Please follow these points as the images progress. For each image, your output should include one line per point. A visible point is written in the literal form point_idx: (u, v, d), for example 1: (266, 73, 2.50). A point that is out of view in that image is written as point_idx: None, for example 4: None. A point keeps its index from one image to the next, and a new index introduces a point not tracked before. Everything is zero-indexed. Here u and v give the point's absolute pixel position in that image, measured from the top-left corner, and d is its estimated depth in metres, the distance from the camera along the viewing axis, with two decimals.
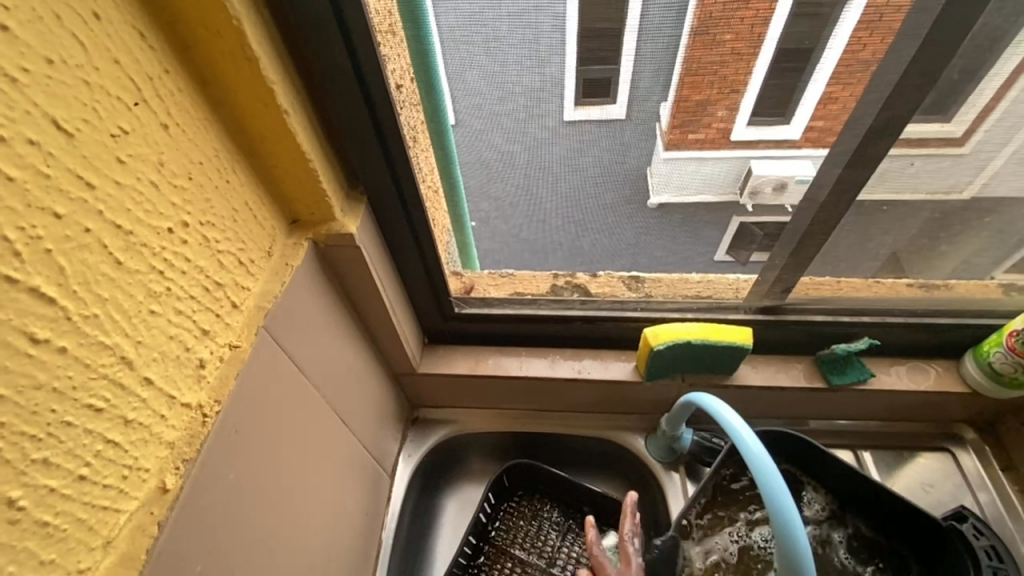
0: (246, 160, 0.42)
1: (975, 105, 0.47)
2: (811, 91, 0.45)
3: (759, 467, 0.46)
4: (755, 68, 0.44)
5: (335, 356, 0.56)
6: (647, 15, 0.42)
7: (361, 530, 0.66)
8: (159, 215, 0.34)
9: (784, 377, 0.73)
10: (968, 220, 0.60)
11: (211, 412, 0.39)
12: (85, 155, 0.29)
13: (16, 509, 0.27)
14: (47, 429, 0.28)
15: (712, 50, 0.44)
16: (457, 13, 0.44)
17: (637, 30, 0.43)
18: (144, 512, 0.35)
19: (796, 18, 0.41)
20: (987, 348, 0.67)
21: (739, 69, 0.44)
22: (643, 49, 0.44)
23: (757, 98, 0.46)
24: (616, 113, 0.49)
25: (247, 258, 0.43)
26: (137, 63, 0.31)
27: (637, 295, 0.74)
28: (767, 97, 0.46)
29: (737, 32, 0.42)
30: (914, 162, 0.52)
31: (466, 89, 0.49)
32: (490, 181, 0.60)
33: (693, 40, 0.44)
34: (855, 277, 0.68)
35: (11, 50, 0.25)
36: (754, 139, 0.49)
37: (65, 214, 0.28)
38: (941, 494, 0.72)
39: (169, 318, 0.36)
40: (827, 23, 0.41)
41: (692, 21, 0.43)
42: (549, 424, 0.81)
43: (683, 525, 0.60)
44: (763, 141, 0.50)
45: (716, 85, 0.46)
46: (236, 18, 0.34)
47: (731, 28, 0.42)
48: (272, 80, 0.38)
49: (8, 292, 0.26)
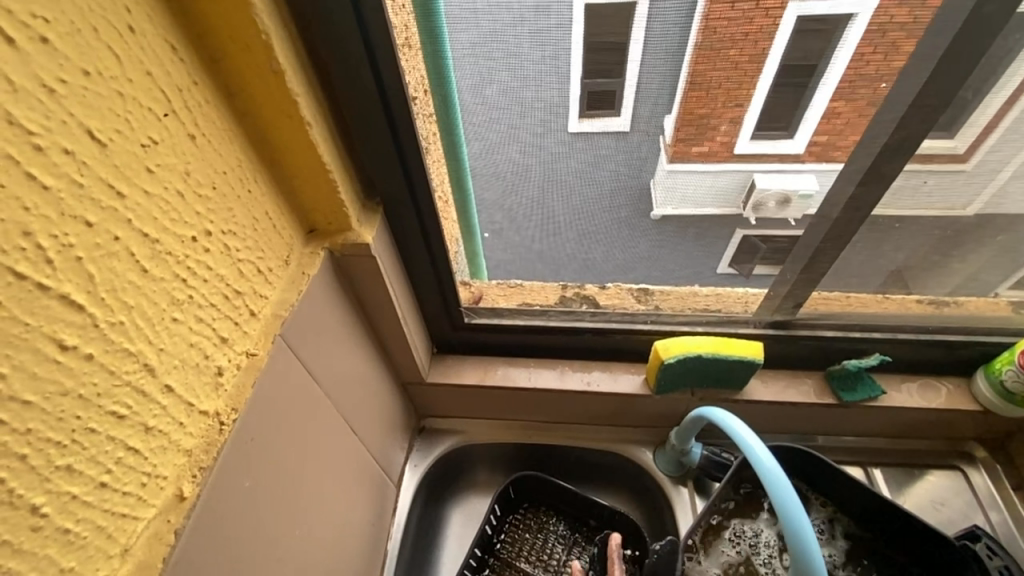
0: (267, 171, 0.42)
1: (976, 123, 0.47)
2: (815, 106, 0.46)
3: (770, 476, 0.46)
4: (758, 84, 0.45)
5: (346, 365, 0.56)
6: (651, 27, 0.43)
7: (368, 540, 0.66)
8: (184, 224, 0.34)
9: (794, 392, 0.73)
10: (980, 237, 0.60)
11: (228, 420, 0.40)
12: (116, 164, 0.29)
13: (39, 516, 0.27)
14: (71, 436, 0.28)
15: (717, 66, 0.45)
16: (477, 29, 0.45)
17: (643, 41, 0.43)
18: (161, 520, 0.35)
19: (799, 35, 0.42)
20: (999, 366, 0.67)
21: (744, 83, 0.45)
22: (647, 59, 0.45)
23: (760, 113, 0.47)
24: (620, 126, 0.50)
25: (265, 267, 0.43)
26: (168, 76, 0.32)
27: (646, 308, 0.74)
28: (770, 109, 0.47)
29: (742, 48, 0.43)
30: (928, 180, 0.53)
31: (484, 103, 0.50)
32: (505, 192, 0.60)
33: (697, 54, 0.44)
34: (865, 292, 0.69)
35: (50, 61, 0.25)
36: (758, 153, 0.51)
37: (96, 223, 0.28)
38: (952, 513, 0.72)
39: (190, 325, 0.36)
40: (829, 41, 0.42)
41: (696, 36, 0.43)
42: (556, 435, 0.81)
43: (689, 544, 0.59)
44: (769, 155, 0.51)
45: (720, 101, 0.47)
46: (265, 32, 0.35)
47: (736, 44, 0.43)
48: (297, 93, 0.39)
49: (40, 299, 0.26)
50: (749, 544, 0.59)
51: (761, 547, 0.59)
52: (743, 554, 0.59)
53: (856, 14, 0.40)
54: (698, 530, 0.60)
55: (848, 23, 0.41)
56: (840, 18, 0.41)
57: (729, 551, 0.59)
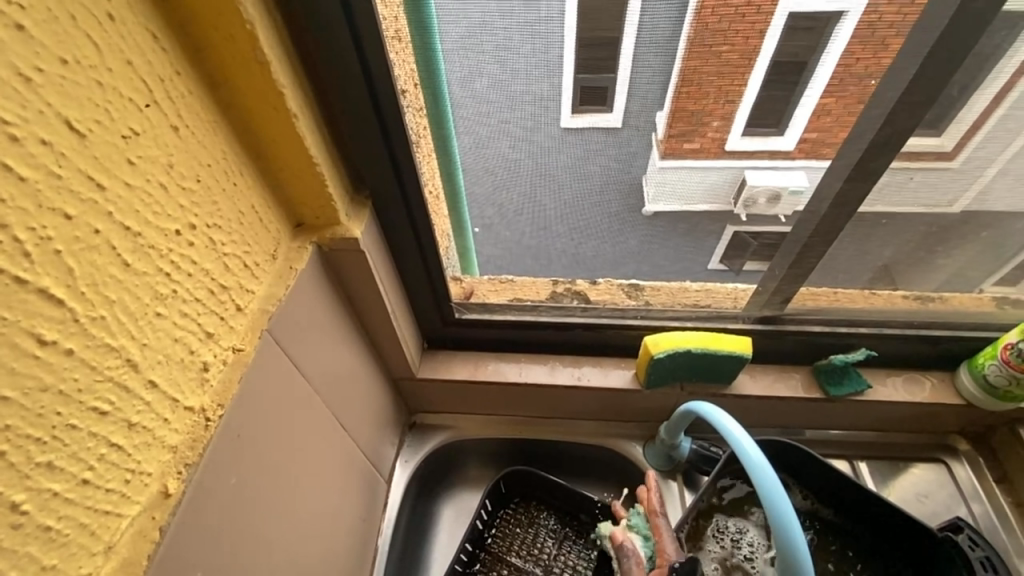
0: (253, 164, 0.42)
1: (964, 121, 0.48)
2: (806, 105, 0.47)
3: (754, 464, 0.47)
4: (750, 80, 0.45)
5: (336, 361, 0.56)
6: (645, 20, 0.42)
7: (358, 534, 0.65)
8: (167, 217, 0.34)
9: (783, 387, 0.74)
10: (965, 234, 0.61)
11: (214, 416, 0.39)
12: (96, 156, 0.28)
13: (19, 513, 0.27)
14: (52, 433, 0.28)
15: (709, 61, 0.45)
16: (467, 21, 0.44)
17: (636, 35, 0.43)
18: (145, 517, 0.35)
19: (791, 32, 0.42)
20: (982, 360, 0.68)
21: (734, 80, 0.45)
22: (641, 52, 0.44)
23: (751, 109, 0.47)
24: (613, 120, 0.50)
25: (252, 262, 0.43)
26: (149, 65, 0.31)
27: (637, 303, 0.74)
28: (760, 107, 0.47)
29: (733, 44, 0.43)
30: (914, 176, 0.53)
31: (474, 96, 0.49)
32: (496, 187, 0.60)
33: (689, 51, 0.44)
34: (852, 288, 0.69)
35: (26, 49, 0.24)
36: (749, 150, 0.50)
37: (75, 215, 0.28)
38: (936, 505, 0.73)
39: (174, 320, 0.36)
40: (820, 38, 0.42)
41: (689, 33, 0.43)
42: (547, 430, 0.82)
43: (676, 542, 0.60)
44: (759, 152, 0.51)
45: (711, 96, 0.47)
46: (249, 22, 0.34)
47: (727, 40, 0.43)
48: (283, 85, 0.38)
49: (17, 293, 0.25)
50: (732, 540, 0.60)
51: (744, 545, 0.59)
52: (726, 550, 0.59)
53: (847, 11, 0.40)
54: (682, 531, 0.61)
55: (839, 20, 0.41)
56: (831, 15, 0.41)
57: (716, 551, 0.59)
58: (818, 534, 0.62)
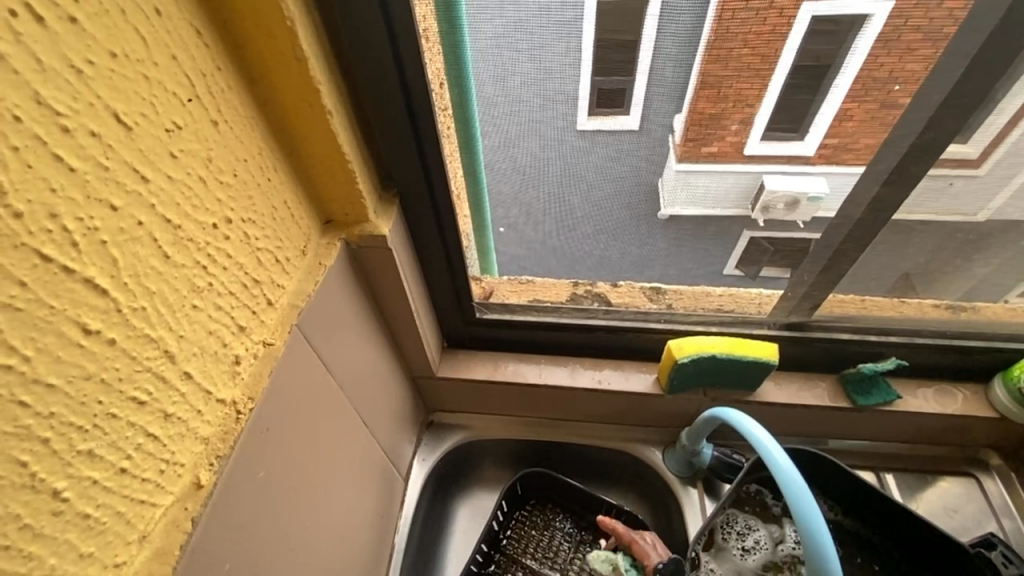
0: (287, 160, 0.42)
1: (990, 129, 0.47)
2: (826, 110, 0.46)
3: (782, 468, 0.46)
4: (771, 82, 0.45)
5: (359, 357, 0.56)
6: (666, 21, 0.42)
7: (374, 532, 0.65)
8: (204, 210, 0.34)
9: (807, 395, 0.73)
10: (1005, 242, 0.59)
11: (245, 409, 0.39)
12: (142, 148, 0.29)
13: (61, 501, 0.27)
14: (93, 421, 0.28)
15: (726, 65, 0.44)
16: (502, 20, 0.44)
17: (656, 29, 0.42)
18: (178, 507, 0.35)
19: (812, 36, 0.41)
20: (1017, 373, 0.66)
21: (755, 84, 0.45)
22: (662, 45, 0.43)
23: (770, 114, 0.47)
24: (629, 123, 0.50)
25: (283, 257, 0.43)
26: (193, 61, 0.31)
27: (660, 307, 0.73)
28: (782, 111, 0.47)
29: (754, 46, 0.42)
30: (954, 183, 0.52)
31: (507, 95, 0.49)
32: (524, 187, 0.60)
33: (707, 55, 0.44)
34: (879, 294, 0.68)
35: (78, 42, 0.25)
36: (766, 155, 0.50)
37: (121, 207, 0.28)
38: (965, 519, 0.72)
39: (209, 313, 0.36)
40: (842, 41, 0.42)
41: (709, 34, 0.42)
42: (564, 433, 0.81)
43: (693, 557, 0.58)
44: (775, 157, 0.51)
45: (731, 99, 0.46)
46: (290, 19, 0.34)
47: (748, 43, 0.42)
48: (319, 81, 0.38)
49: (65, 282, 0.26)
50: (737, 534, 0.59)
51: (750, 536, 0.59)
52: (728, 542, 0.59)
53: (872, 14, 0.40)
54: (699, 542, 0.58)
55: (864, 23, 0.40)
56: (855, 19, 0.40)
57: (717, 550, 0.58)
58: (844, 547, 0.61)
